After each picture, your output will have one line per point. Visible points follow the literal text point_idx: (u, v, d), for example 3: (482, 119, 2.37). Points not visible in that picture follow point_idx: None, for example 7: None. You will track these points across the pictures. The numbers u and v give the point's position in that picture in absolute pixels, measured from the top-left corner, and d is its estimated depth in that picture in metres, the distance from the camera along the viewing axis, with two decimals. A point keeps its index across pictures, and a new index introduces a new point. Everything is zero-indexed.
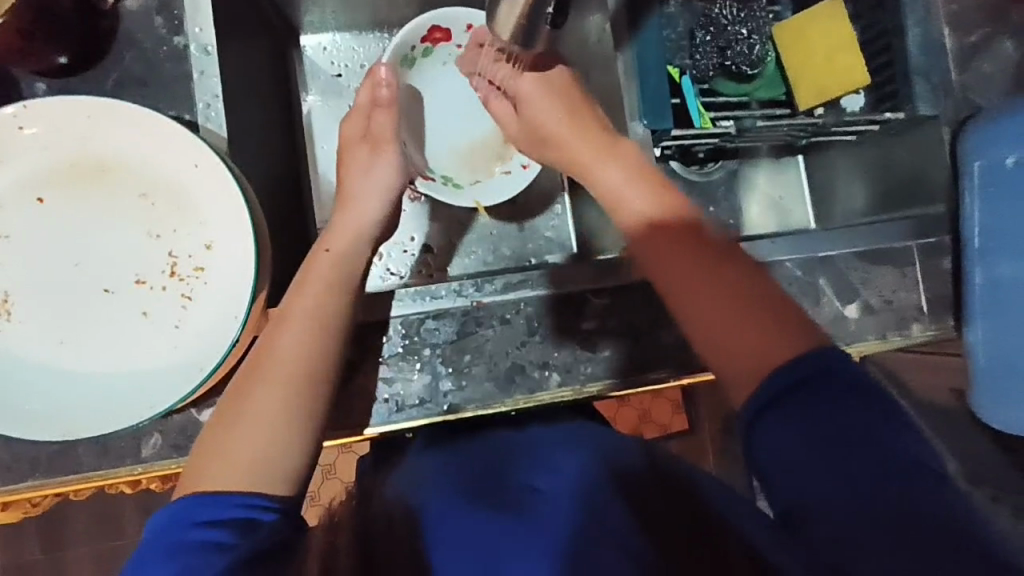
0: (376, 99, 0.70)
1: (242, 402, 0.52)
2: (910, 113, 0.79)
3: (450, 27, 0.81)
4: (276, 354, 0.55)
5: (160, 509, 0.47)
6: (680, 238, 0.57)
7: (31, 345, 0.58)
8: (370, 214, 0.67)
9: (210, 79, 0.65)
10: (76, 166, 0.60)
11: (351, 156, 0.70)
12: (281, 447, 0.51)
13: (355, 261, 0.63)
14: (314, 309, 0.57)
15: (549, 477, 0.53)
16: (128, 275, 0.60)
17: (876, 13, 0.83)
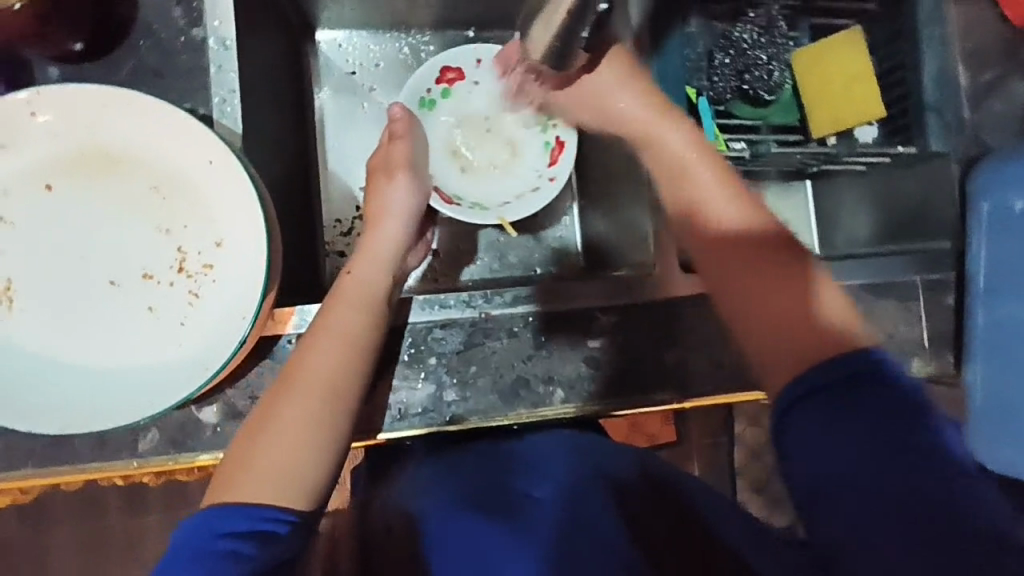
0: (392, 134, 0.71)
1: (270, 414, 0.51)
2: (921, 148, 0.80)
3: (461, 66, 0.87)
4: (308, 367, 0.53)
5: (183, 521, 0.46)
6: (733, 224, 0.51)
7: (32, 335, 0.57)
8: (391, 237, 0.65)
9: (228, 74, 0.64)
10: (88, 156, 0.58)
11: (372, 183, 0.69)
12: (306, 465, 0.49)
13: (380, 281, 0.61)
14: (348, 325, 0.56)
15: (547, 487, 0.54)
16: (136, 268, 0.59)
17: (893, 48, 0.84)
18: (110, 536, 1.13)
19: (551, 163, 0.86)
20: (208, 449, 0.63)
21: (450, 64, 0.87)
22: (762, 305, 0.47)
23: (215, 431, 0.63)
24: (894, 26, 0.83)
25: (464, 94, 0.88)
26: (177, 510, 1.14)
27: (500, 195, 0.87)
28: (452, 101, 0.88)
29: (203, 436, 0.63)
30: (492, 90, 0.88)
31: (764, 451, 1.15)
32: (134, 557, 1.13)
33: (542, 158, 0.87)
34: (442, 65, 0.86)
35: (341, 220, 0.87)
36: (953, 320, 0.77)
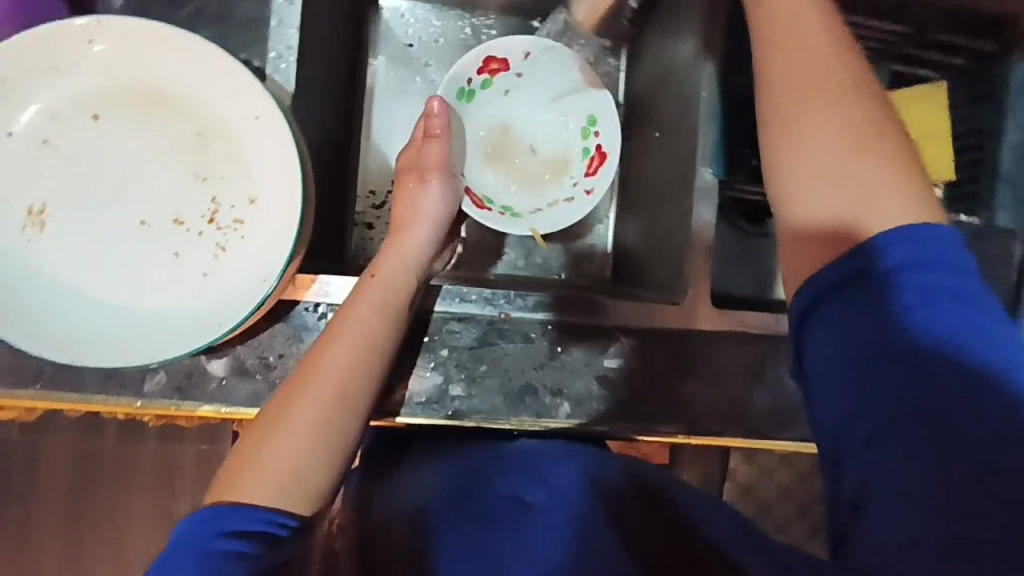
0: (429, 130, 0.68)
1: (282, 410, 0.50)
2: (986, 221, 0.77)
3: (507, 58, 0.84)
4: (320, 370, 0.52)
5: (186, 516, 0.46)
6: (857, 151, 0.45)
7: (58, 261, 0.57)
8: (419, 242, 0.64)
9: (287, 29, 0.63)
10: (139, 92, 0.58)
11: (401, 186, 0.68)
12: (311, 471, 0.49)
13: (404, 285, 0.60)
14: (367, 328, 0.55)
15: (540, 492, 0.56)
16: (168, 212, 0.59)
17: (974, 110, 0.79)
18: (102, 460, 1.16)
19: (590, 172, 0.85)
20: (211, 401, 0.63)
21: (495, 54, 0.83)
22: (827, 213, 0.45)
23: (220, 385, 0.63)
24: (979, 88, 0.79)
25: (502, 87, 0.86)
26: (171, 444, 1.17)
27: (534, 200, 0.86)
28: (492, 92, 0.86)
29: (207, 388, 0.63)
30: (537, 87, 0.87)
31: (755, 488, 1.13)
32: (124, 482, 1.16)
33: (581, 165, 0.86)
34: (487, 55, 0.83)
35: (374, 192, 0.84)
36: None
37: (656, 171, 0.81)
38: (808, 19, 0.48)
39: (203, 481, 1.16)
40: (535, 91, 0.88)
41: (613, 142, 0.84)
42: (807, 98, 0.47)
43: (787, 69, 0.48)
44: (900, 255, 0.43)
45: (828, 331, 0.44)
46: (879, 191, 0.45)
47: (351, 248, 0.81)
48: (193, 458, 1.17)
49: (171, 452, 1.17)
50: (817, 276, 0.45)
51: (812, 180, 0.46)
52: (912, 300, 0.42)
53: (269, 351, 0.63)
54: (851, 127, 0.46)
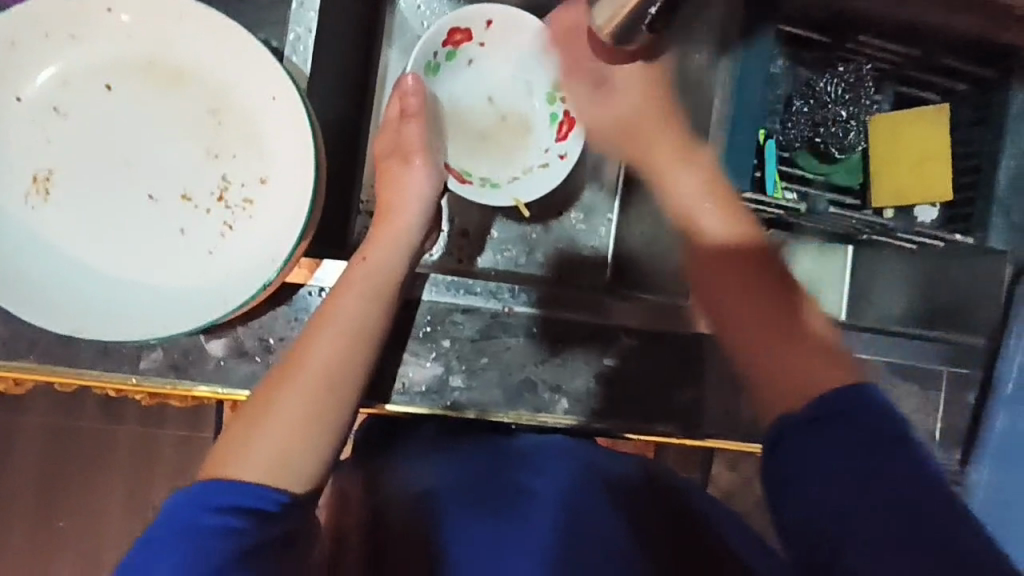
0: (404, 110, 0.68)
1: (272, 395, 0.50)
2: (979, 242, 0.78)
3: (470, 28, 0.81)
4: (308, 354, 0.52)
5: (175, 492, 0.46)
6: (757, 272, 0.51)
7: (62, 231, 0.56)
8: (408, 224, 0.64)
9: (308, 11, 0.62)
10: (154, 65, 0.57)
11: (385, 170, 0.67)
12: (302, 448, 0.49)
13: (393, 268, 0.60)
14: (353, 315, 0.55)
15: (539, 480, 0.57)
16: (177, 187, 0.58)
17: (972, 134, 0.81)
18: (82, 438, 1.14)
19: (561, 135, 0.83)
20: (208, 381, 0.62)
21: (458, 25, 0.80)
22: (741, 306, 0.51)
23: (218, 365, 0.62)
24: (979, 113, 0.81)
25: (466, 58, 0.84)
26: (153, 427, 1.15)
27: (510, 166, 0.84)
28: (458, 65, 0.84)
29: (205, 367, 0.62)
30: (503, 55, 0.85)
31: (736, 498, 1.14)
32: (102, 463, 1.14)
33: (551, 132, 0.84)
34: (450, 27, 0.80)
35: None
36: (970, 417, 0.79)
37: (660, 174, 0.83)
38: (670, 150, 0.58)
39: (186, 464, 1.14)
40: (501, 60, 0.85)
41: None
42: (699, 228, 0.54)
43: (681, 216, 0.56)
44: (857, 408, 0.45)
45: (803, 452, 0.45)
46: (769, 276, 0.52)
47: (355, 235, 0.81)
48: (174, 442, 1.15)
49: (153, 435, 1.15)
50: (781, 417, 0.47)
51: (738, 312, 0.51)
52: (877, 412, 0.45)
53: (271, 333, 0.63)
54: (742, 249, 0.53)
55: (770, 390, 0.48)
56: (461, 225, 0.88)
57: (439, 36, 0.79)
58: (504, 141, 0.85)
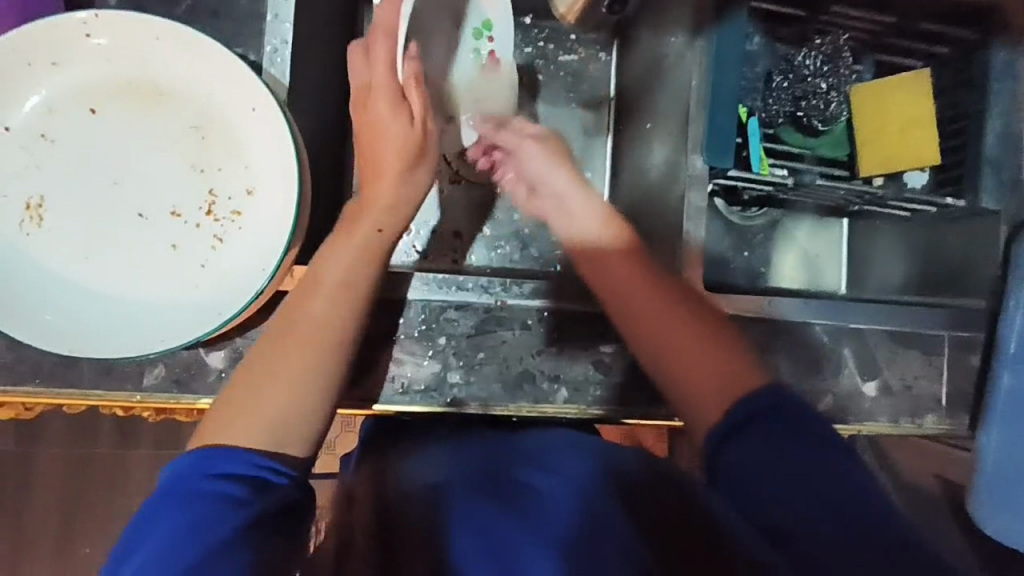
0: (416, 78, 0.59)
1: (265, 360, 0.51)
2: (971, 203, 0.77)
3: None
4: (301, 318, 0.53)
5: (176, 457, 0.47)
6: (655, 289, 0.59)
7: (57, 253, 0.57)
8: (410, 188, 0.59)
9: (283, 24, 0.64)
10: (135, 85, 0.59)
11: (387, 133, 0.58)
12: (297, 413, 0.50)
13: (388, 231, 0.58)
14: (342, 278, 0.55)
15: (547, 478, 0.55)
16: (165, 204, 0.59)
17: (957, 95, 0.81)
18: (100, 464, 1.15)
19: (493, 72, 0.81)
20: (210, 393, 0.63)
21: None
22: (652, 324, 0.58)
23: (219, 376, 0.63)
24: (962, 72, 0.80)
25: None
26: (167, 450, 1.16)
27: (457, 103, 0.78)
28: None
29: (206, 380, 0.63)
30: None
31: None
32: (121, 488, 1.15)
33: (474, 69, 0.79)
34: None
35: None
36: (975, 381, 0.78)
37: (646, 160, 0.84)
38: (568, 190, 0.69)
39: None
40: None
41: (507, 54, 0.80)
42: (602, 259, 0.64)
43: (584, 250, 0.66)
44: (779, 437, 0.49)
45: (739, 463, 0.49)
46: (672, 297, 0.59)
47: None
48: None
49: (167, 457, 1.16)
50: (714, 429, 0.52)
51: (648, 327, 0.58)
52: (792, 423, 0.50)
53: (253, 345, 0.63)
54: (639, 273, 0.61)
55: (699, 399, 0.54)
56: (454, 225, 0.89)
57: None
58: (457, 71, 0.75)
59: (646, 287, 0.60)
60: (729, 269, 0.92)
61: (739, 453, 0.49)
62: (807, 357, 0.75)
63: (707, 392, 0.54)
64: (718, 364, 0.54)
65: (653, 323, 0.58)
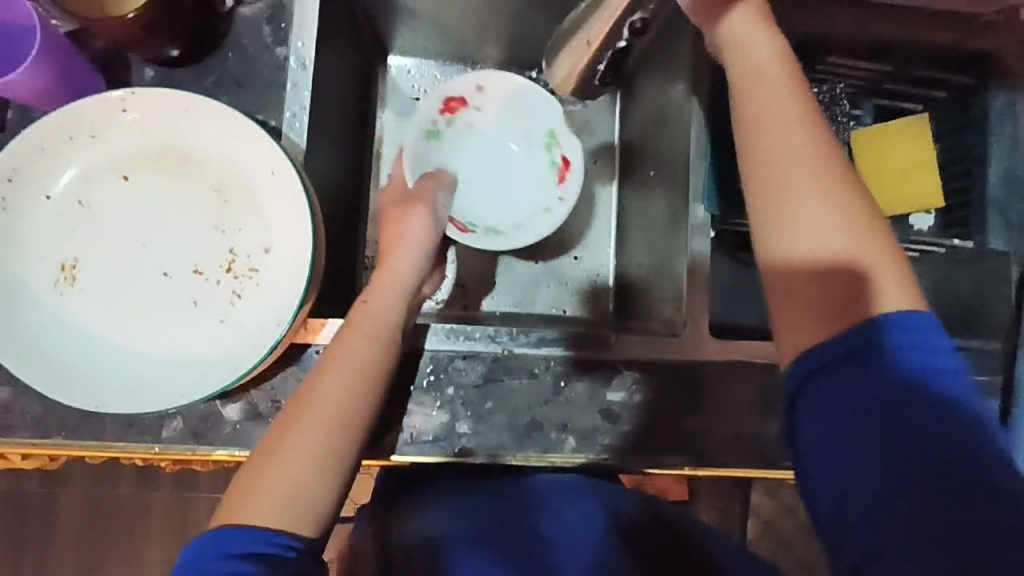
0: None
1: (284, 432, 0.54)
2: (980, 244, 0.79)
3: (462, 95, 0.88)
4: (319, 394, 0.55)
5: (194, 539, 0.50)
6: (826, 200, 0.51)
7: (87, 312, 0.60)
8: (406, 265, 0.65)
9: (301, 91, 0.69)
10: (164, 154, 0.63)
11: (387, 213, 0.71)
12: (312, 490, 0.53)
13: (399, 309, 0.62)
14: (361, 355, 0.58)
15: (557, 526, 0.61)
16: (189, 263, 0.63)
17: (958, 138, 0.83)
18: (121, 506, 1.17)
19: (560, 182, 0.90)
20: (225, 444, 0.65)
21: (452, 94, 0.87)
22: (813, 244, 0.50)
23: (235, 428, 0.65)
24: (961, 118, 0.82)
25: (467, 122, 0.89)
26: (185, 495, 1.17)
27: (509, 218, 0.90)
28: (456, 130, 0.89)
29: (222, 431, 0.65)
30: (500, 106, 0.89)
31: (777, 526, 1.14)
32: (142, 530, 1.16)
33: (549, 177, 0.91)
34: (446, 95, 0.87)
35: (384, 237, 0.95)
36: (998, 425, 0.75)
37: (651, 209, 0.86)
38: (763, 55, 0.56)
39: None
40: (494, 117, 0.90)
41: (577, 151, 0.89)
42: (784, 143, 0.52)
43: (765, 125, 0.53)
44: (885, 391, 0.47)
45: (828, 409, 0.48)
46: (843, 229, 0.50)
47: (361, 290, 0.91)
48: (208, 506, 1.17)
49: (185, 500, 1.17)
50: (808, 357, 0.50)
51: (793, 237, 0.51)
52: (918, 380, 0.47)
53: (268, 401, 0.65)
54: (821, 188, 0.51)
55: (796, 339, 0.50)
56: (463, 270, 0.92)
57: (434, 106, 0.86)
58: (515, 186, 0.91)
59: (823, 201, 0.51)
60: None
61: (832, 403, 0.48)
62: None
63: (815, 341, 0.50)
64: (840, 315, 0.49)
65: (806, 240, 0.50)
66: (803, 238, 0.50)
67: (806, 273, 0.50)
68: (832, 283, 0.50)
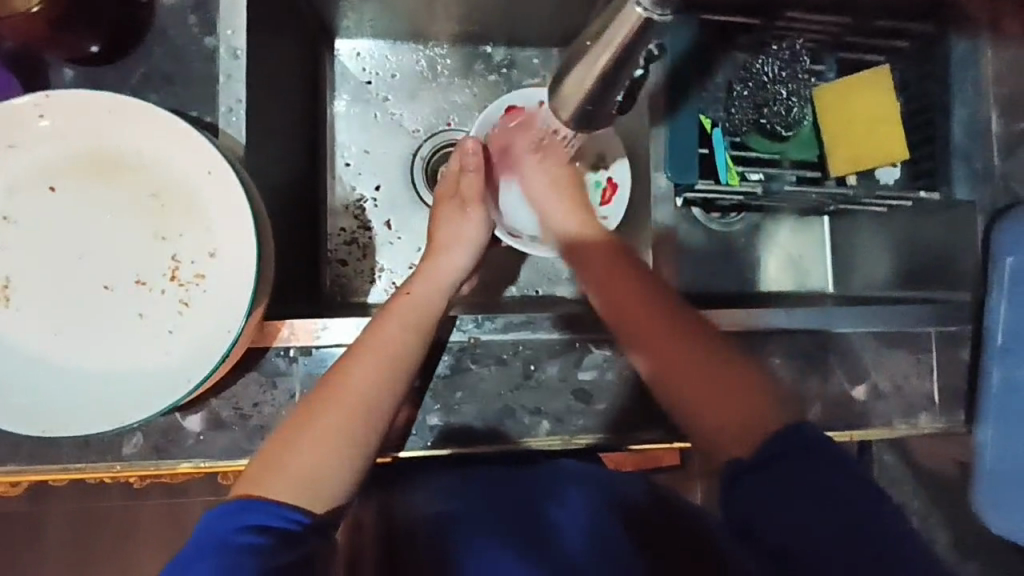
0: (464, 165, 0.74)
1: (308, 416, 0.54)
2: (944, 195, 0.77)
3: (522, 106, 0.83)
4: (348, 380, 0.56)
5: (213, 509, 0.50)
6: (664, 315, 0.60)
7: (26, 333, 0.58)
8: (455, 265, 0.69)
9: (236, 83, 0.65)
10: (90, 160, 0.59)
11: (441, 211, 0.73)
12: (328, 472, 0.53)
13: (434, 307, 0.64)
14: (394, 348, 0.59)
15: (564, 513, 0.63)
16: (129, 274, 0.60)
17: (923, 87, 0.81)
18: (108, 520, 1.16)
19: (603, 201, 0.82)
20: (191, 457, 0.63)
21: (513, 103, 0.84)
22: (672, 346, 0.57)
23: (198, 439, 0.64)
24: (925, 66, 0.80)
25: None
26: (171, 503, 1.16)
27: None
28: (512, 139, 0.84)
29: (185, 444, 0.63)
30: None
31: None
32: (131, 543, 1.15)
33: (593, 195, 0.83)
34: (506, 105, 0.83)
35: (345, 230, 0.92)
36: (968, 374, 0.75)
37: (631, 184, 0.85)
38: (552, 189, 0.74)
39: None
40: None
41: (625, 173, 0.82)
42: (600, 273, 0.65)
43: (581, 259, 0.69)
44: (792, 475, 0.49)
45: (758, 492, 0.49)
46: (690, 334, 0.58)
47: (327, 286, 0.89)
48: (197, 513, 1.16)
49: (175, 509, 1.16)
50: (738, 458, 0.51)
51: (657, 352, 0.58)
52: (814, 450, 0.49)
53: (231, 407, 0.64)
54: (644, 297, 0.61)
55: (717, 435, 0.53)
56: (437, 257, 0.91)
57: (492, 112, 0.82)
58: None
59: (661, 314, 0.60)
60: (715, 277, 0.91)
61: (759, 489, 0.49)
62: (797, 362, 0.72)
63: (726, 432, 0.53)
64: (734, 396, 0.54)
65: (665, 351, 0.57)
66: (658, 352, 0.57)
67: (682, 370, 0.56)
68: (695, 381, 0.55)
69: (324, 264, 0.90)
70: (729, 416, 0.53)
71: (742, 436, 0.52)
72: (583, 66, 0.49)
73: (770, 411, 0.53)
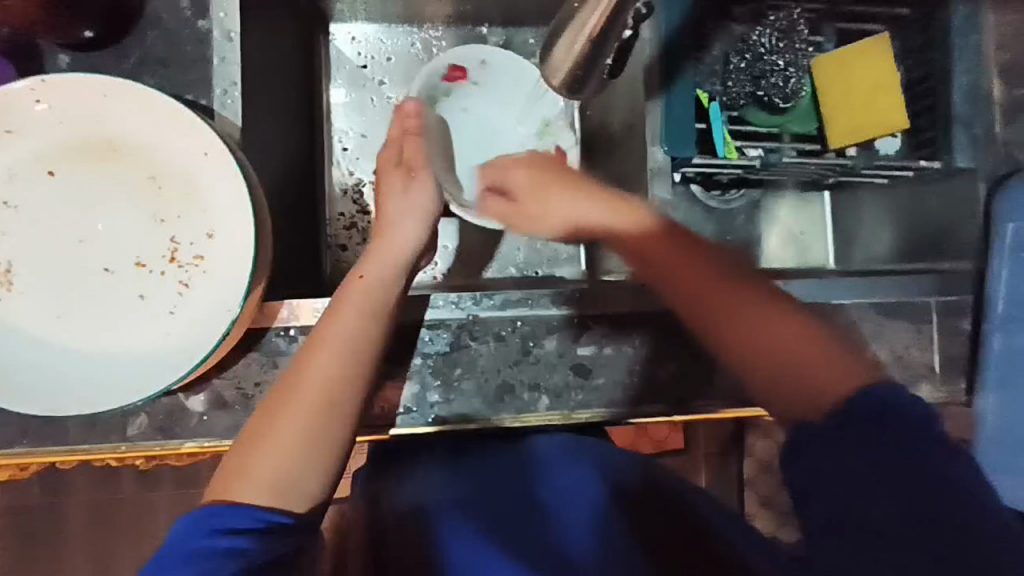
0: (407, 129, 0.73)
1: (273, 414, 0.53)
2: (946, 164, 0.76)
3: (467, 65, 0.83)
4: (309, 372, 0.55)
5: (181, 519, 0.49)
6: (699, 265, 0.53)
7: (29, 316, 0.58)
8: (403, 239, 0.67)
9: (230, 66, 0.66)
10: (87, 143, 0.60)
11: (385, 183, 0.71)
12: (303, 470, 0.52)
13: (390, 289, 0.63)
14: (353, 335, 0.57)
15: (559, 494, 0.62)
16: (130, 256, 0.60)
17: (922, 56, 0.80)
18: (121, 508, 1.18)
19: None
20: (195, 436, 0.64)
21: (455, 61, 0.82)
22: (719, 294, 0.52)
23: (201, 419, 0.64)
24: (926, 34, 0.79)
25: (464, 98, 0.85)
26: (182, 492, 1.18)
27: None
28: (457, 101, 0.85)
29: (189, 423, 0.64)
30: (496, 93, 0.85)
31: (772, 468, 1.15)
32: (144, 530, 1.17)
33: None
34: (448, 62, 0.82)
35: (345, 215, 0.92)
36: (970, 344, 0.75)
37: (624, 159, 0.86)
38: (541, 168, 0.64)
39: None
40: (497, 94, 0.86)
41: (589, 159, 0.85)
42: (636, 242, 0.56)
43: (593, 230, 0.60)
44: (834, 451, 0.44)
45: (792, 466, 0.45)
46: (739, 285, 0.52)
47: (327, 270, 0.90)
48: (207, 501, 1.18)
49: (185, 498, 1.18)
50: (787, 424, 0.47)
51: (711, 307, 0.52)
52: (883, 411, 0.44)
53: (232, 388, 0.65)
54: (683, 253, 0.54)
55: (786, 397, 0.49)
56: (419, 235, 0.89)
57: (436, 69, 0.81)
58: None
59: (705, 266, 0.53)
60: None
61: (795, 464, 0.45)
62: None
63: (806, 391, 0.48)
64: (800, 343, 0.49)
65: (714, 303, 0.52)
66: (711, 305, 0.52)
67: (735, 323, 0.51)
68: (756, 337, 0.50)
69: (324, 249, 0.90)
70: (799, 369, 0.48)
71: (818, 393, 0.47)
72: (570, 32, 0.50)
73: (840, 365, 0.48)
